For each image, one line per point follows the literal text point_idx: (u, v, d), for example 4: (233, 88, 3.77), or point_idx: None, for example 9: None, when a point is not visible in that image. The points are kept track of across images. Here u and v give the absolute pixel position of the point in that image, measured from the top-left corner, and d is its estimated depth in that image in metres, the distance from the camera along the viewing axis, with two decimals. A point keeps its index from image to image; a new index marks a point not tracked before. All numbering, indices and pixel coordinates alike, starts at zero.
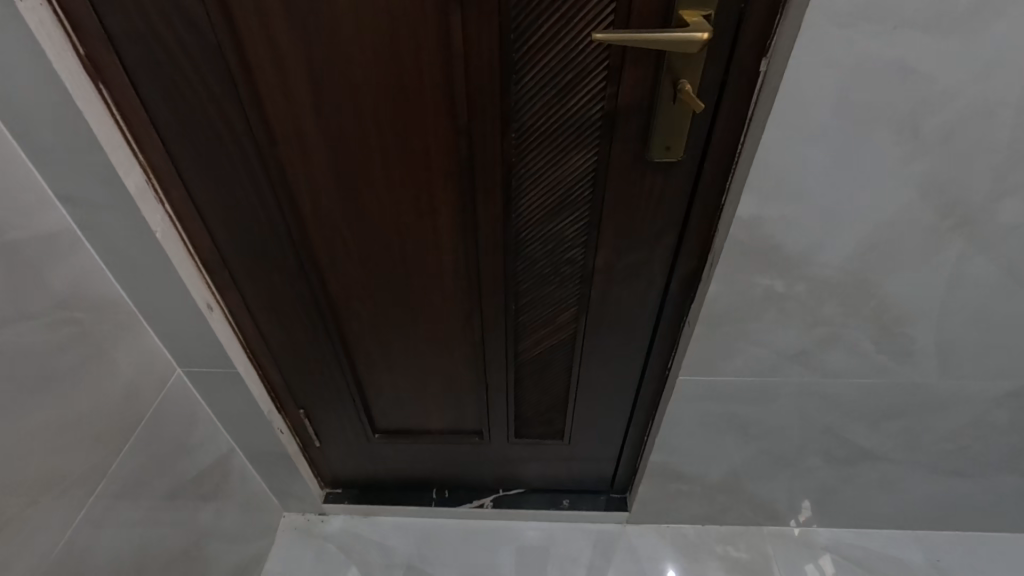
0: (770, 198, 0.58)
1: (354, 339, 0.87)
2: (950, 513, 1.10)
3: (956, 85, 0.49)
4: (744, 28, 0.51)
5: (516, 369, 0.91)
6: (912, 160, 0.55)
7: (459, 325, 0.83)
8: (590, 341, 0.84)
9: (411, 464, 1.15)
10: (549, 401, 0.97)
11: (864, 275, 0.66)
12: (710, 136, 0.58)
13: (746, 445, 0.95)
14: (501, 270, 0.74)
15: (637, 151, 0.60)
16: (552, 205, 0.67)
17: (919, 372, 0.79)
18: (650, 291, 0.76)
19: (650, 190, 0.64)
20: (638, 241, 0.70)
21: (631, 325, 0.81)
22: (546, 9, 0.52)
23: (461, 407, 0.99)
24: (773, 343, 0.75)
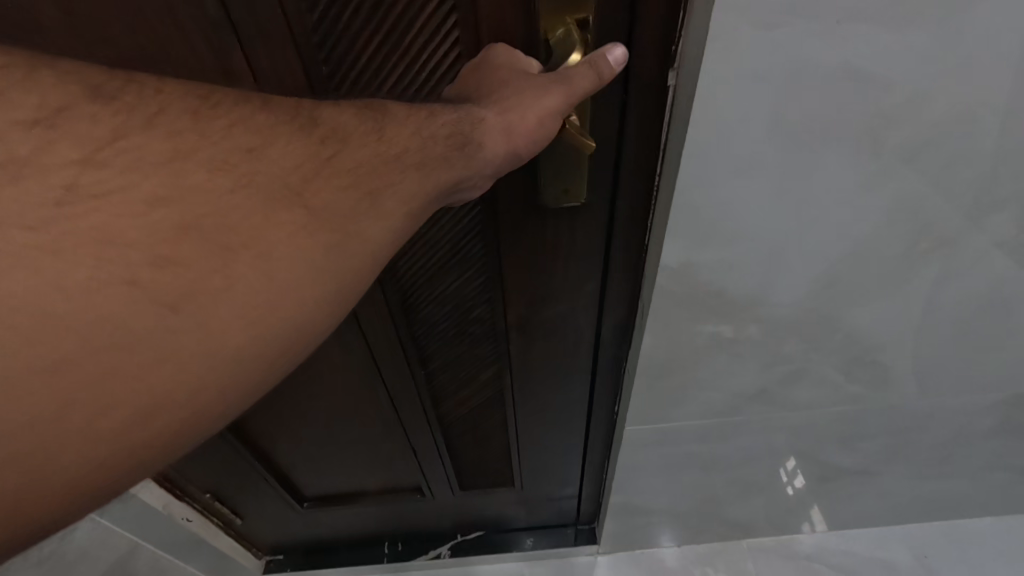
0: (700, 243, 0.46)
1: (249, 422, 0.74)
2: (938, 510, 1.03)
3: (927, 86, 0.36)
4: (637, 31, 0.39)
5: (445, 427, 0.79)
6: (871, 182, 0.43)
7: (365, 394, 0.71)
8: (521, 397, 0.72)
9: (355, 525, 1.04)
10: (489, 453, 0.86)
11: (826, 311, 0.54)
12: (617, 171, 0.46)
13: (713, 478, 0.86)
14: (397, 337, 0.62)
15: (528, 195, 0.48)
16: (439, 264, 0.55)
17: (896, 395, 0.69)
18: (580, 342, 0.64)
19: (555, 239, 0.52)
20: (552, 295, 0.58)
21: (565, 375, 0.70)
22: (361, 36, 0.41)
23: (393, 468, 0.88)
24: (728, 386, 0.64)
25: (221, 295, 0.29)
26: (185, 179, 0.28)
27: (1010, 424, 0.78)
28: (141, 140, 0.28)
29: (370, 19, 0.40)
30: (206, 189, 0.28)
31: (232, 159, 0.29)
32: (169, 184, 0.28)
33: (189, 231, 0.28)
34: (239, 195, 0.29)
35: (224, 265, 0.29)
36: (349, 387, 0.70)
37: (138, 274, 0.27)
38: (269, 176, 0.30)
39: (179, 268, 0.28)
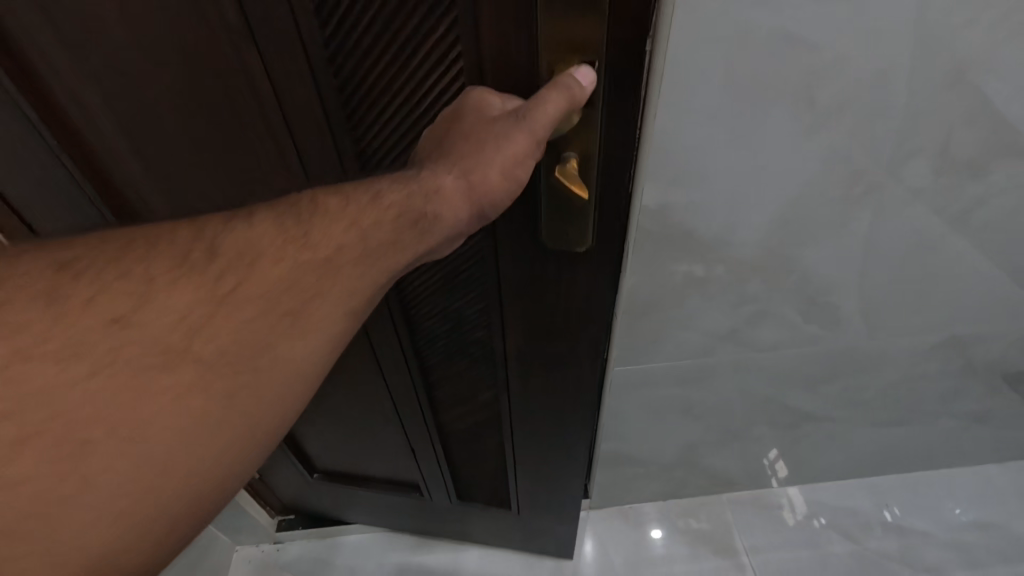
0: (673, 184, 0.55)
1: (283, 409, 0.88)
2: (898, 459, 1.13)
3: (846, 48, 0.46)
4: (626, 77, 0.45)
5: (445, 428, 0.90)
6: (810, 131, 0.52)
7: (378, 387, 0.84)
8: (516, 418, 0.81)
9: (359, 516, 1.13)
10: (485, 461, 0.96)
11: (780, 251, 0.64)
12: (609, 217, 0.55)
13: (692, 423, 0.95)
14: (406, 339, 0.75)
15: (533, 233, 0.57)
16: (445, 284, 0.67)
17: (848, 336, 0.79)
18: (571, 373, 0.72)
19: (553, 277, 0.61)
20: (542, 329, 0.67)
21: (557, 405, 0.77)
22: (368, 51, 0.49)
23: (396, 460, 1.00)
24: (701, 326, 0.73)
25: (126, 445, 0.37)
26: (86, 345, 0.36)
27: (950, 367, 0.89)
28: (43, 318, 0.36)
29: (377, 36, 0.48)
30: (105, 350, 0.37)
31: (127, 317, 0.38)
32: (68, 353, 0.36)
33: (90, 395, 0.36)
34: (135, 353, 0.38)
35: (128, 425, 0.37)
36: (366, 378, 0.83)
37: (48, 439, 0.35)
38: (166, 325, 0.38)
39: (87, 424, 0.36)
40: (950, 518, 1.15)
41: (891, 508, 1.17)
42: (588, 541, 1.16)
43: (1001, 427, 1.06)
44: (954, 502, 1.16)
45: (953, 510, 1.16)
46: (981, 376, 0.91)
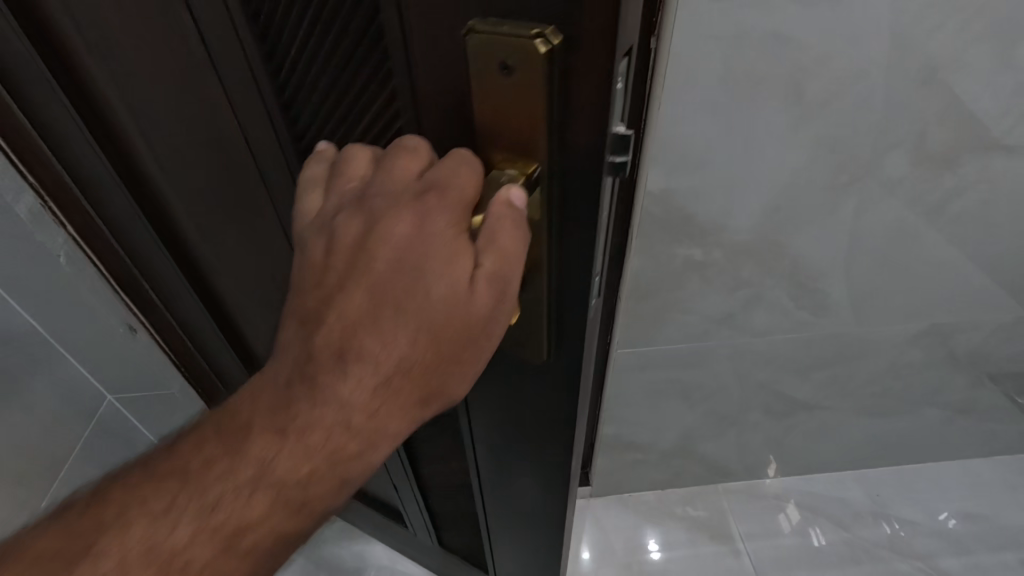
0: (675, 170, 0.61)
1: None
2: (888, 449, 1.17)
3: (829, 48, 0.52)
4: (571, 183, 0.35)
5: (421, 478, 0.89)
6: (799, 123, 0.58)
7: None
8: (487, 492, 0.74)
9: (359, 521, 1.17)
10: (464, 516, 0.92)
11: (771, 237, 0.69)
12: (567, 330, 0.44)
13: (691, 408, 1.00)
14: None
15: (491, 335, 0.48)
16: None
17: (837, 323, 0.84)
18: (539, 473, 0.63)
19: (511, 377, 0.52)
20: (504, 424, 0.58)
21: (527, 497, 0.69)
22: (328, 90, 0.43)
23: (381, 487, 1.01)
24: (700, 309, 0.79)
25: None
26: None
27: (934, 355, 0.94)
28: None
29: (334, 77, 0.42)
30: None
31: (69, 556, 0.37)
32: None
33: None
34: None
35: None
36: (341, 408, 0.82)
37: None
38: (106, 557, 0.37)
39: None
40: (936, 507, 1.20)
41: (890, 518, 1.19)
42: (585, 554, 1.17)
43: (985, 418, 1.10)
44: (951, 515, 1.19)
45: (944, 506, 1.19)
46: (964, 365, 0.96)
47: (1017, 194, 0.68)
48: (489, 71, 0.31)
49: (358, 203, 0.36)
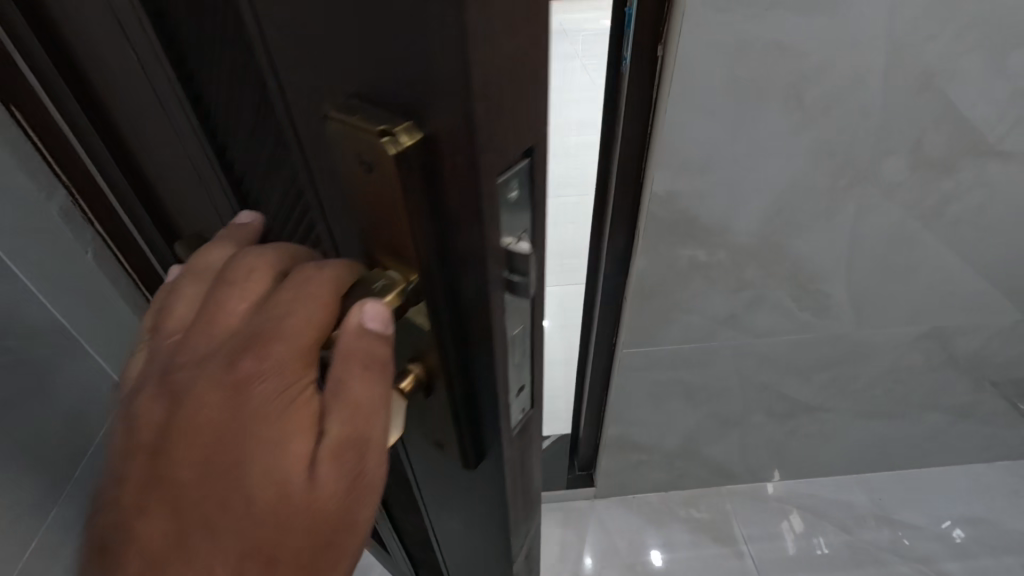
0: (681, 172, 0.63)
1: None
2: (890, 453, 1.19)
3: (829, 56, 0.54)
4: (448, 297, 0.31)
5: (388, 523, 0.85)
6: (800, 128, 0.60)
7: None
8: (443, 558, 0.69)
9: None
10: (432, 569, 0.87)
11: (773, 239, 0.71)
12: (483, 435, 0.39)
13: (694, 409, 1.01)
14: None
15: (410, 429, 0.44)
16: None
17: (838, 324, 0.86)
18: (485, 556, 0.57)
19: (441, 468, 0.47)
20: (445, 505, 0.53)
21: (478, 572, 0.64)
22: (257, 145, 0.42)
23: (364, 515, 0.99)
24: (703, 310, 0.81)
25: None
26: None
27: (934, 359, 0.96)
28: None
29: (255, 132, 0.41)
30: None
31: None
32: None
33: None
34: None
35: None
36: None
37: None
38: None
39: None
40: (938, 512, 1.20)
41: (892, 522, 1.20)
42: (588, 557, 1.17)
43: (986, 422, 1.12)
44: (955, 525, 1.19)
45: (946, 512, 1.20)
46: (964, 368, 0.98)
47: (1012, 199, 0.70)
48: (351, 162, 0.26)
49: (160, 382, 0.33)
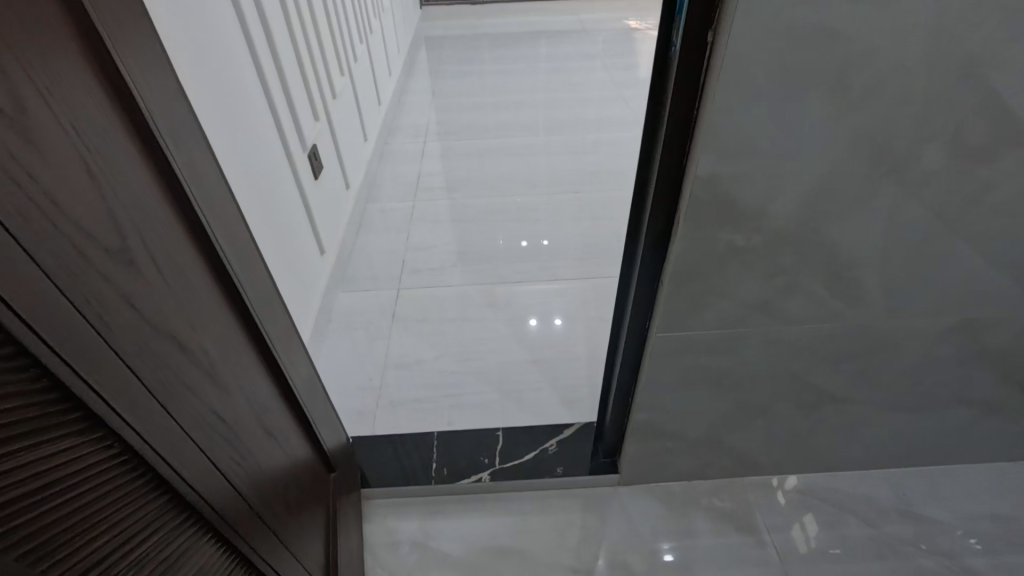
0: (724, 156, 0.65)
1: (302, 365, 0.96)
2: (914, 448, 1.19)
3: (875, 43, 0.56)
4: None
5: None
6: (842, 114, 0.62)
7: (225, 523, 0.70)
8: None
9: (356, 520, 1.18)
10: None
11: (811, 225, 0.73)
12: None
13: (721, 397, 1.03)
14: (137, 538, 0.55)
15: None
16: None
17: (869, 314, 0.87)
18: None
19: None
20: None
21: None
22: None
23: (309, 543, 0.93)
24: (738, 295, 0.82)
25: None
26: None
27: (964, 353, 0.96)
28: None
29: None
30: None
31: None
32: None
33: None
34: None
35: None
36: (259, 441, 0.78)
37: None
38: None
39: None
40: (962, 509, 1.20)
41: (916, 517, 1.20)
42: (610, 545, 1.18)
43: (1013, 420, 1.12)
44: (979, 522, 1.19)
45: (969, 508, 1.21)
46: (993, 363, 0.99)
47: None
48: None
49: None
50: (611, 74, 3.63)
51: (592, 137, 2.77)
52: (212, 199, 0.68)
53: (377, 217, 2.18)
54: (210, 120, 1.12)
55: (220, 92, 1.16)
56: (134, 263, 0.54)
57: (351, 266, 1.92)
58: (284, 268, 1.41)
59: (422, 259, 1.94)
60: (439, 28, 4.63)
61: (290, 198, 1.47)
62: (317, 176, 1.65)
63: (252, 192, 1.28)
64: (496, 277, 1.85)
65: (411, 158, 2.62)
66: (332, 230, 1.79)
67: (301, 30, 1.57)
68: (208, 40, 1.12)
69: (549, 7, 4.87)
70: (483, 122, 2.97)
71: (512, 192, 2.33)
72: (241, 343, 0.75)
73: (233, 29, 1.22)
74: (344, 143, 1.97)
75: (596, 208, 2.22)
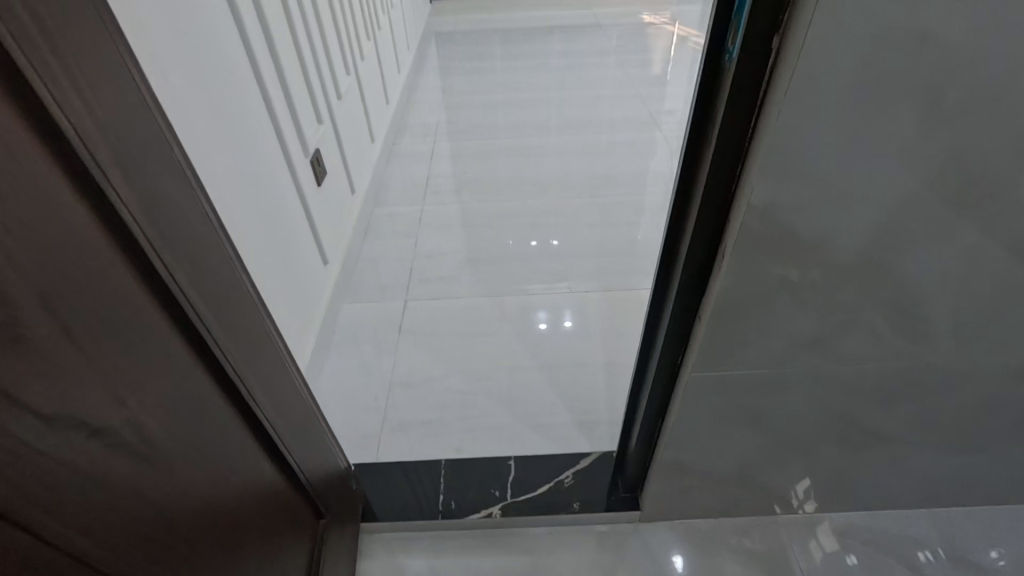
0: (785, 181, 0.55)
1: (292, 405, 0.84)
2: (966, 487, 1.09)
3: (981, 50, 0.46)
4: None
5: None
6: (929, 133, 0.51)
7: None
8: None
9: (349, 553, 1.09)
10: None
11: (877, 258, 0.63)
12: None
13: (757, 436, 0.93)
14: None
15: None
16: None
17: (933, 353, 0.77)
18: None
19: None
20: None
21: None
22: None
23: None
24: (786, 332, 0.72)
25: None
26: None
27: None
28: None
29: None
30: None
31: None
32: None
33: None
34: None
35: None
36: (222, 509, 0.66)
37: None
38: None
39: None
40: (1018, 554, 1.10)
41: (966, 562, 1.10)
42: None
43: None
44: None
45: None
46: None
47: None
48: None
49: None
50: (626, 70, 3.51)
51: (607, 138, 2.66)
52: (172, 241, 0.54)
53: (384, 223, 2.09)
54: (204, 127, 1.03)
55: (216, 97, 1.07)
56: (25, 339, 0.40)
57: (357, 275, 1.83)
58: (285, 283, 1.33)
59: (430, 267, 1.85)
60: (450, 23, 4.54)
61: (291, 207, 1.39)
62: (320, 183, 1.56)
63: (251, 203, 1.19)
64: (507, 288, 1.76)
65: (420, 159, 2.53)
66: (336, 238, 1.70)
67: (303, 27, 1.49)
68: (202, 40, 1.03)
69: (561, 2, 4.75)
70: (494, 121, 2.86)
71: (524, 196, 2.23)
72: (205, 402, 0.63)
73: (230, 28, 1.13)
74: (350, 146, 1.88)
75: (613, 214, 2.11)
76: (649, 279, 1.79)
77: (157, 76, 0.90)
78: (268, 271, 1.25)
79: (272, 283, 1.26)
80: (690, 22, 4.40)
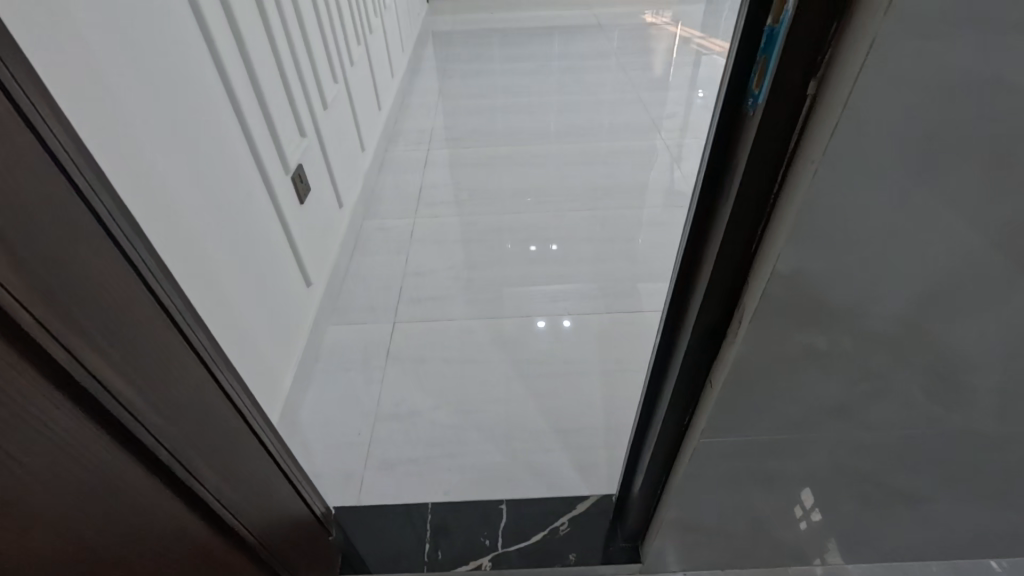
0: (817, 247, 0.46)
1: (248, 469, 0.75)
2: (994, 543, 1.01)
3: None
4: None
5: None
6: (994, 197, 0.43)
7: None
8: None
9: None
10: None
11: (919, 327, 0.54)
12: None
13: (771, 496, 0.85)
14: None
15: None
16: None
17: (973, 419, 0.68)
18: None
19: None
20: None
21: None
22: None
23: None
24: (809, 400, 0.64)
25: None
26: None
27: None
28: None
29: None
30: None
31: None
32: None
33: None
34: None
35: None
36: None
37: None
38: None
39: None
40: None
41: None
42: None
43: None
44: None
45: None
46: None
47: None
48: None
49: None
50: (628, 74, 3.41)
51: (608, 146, 2.57)
52: (82, 313, 0.46)
53: (375, 236, 2.00)
54: (162, 150, 0.94)
55: (178, 115, 0.99)
56: None
57: (344, 293, 1.75)
58: (261, 310, 1.24)
59: (422, 286, 1.77)
60: (448, 23, 4.44)
61: (269, 228, 1.30)
62: (302, 200, 1.48)
63: (220, 228, 1.10)
64: (502, 308, 1.67)
65: (414, 168, 2.44)
66: (322, 256, 1.62)
67: (284, 36, 1.40)
68: (163, 54, 0.95)
69: (563, 1, 4.65)
70: (492, 127, 2.78)
71: (522, 208, 2.15)
72: (131, 491, 0.54)
73: (197, 38, 1.04)
74: (337, 157, 1.79)
75: (613, 227, 2.02)
76: (651, 300, 1.70)
77: (104, 96, 0.82)
78: (241, 300, 1.16)
79: (245, 313, 1.18)
80: (694, 24, 4.30)
